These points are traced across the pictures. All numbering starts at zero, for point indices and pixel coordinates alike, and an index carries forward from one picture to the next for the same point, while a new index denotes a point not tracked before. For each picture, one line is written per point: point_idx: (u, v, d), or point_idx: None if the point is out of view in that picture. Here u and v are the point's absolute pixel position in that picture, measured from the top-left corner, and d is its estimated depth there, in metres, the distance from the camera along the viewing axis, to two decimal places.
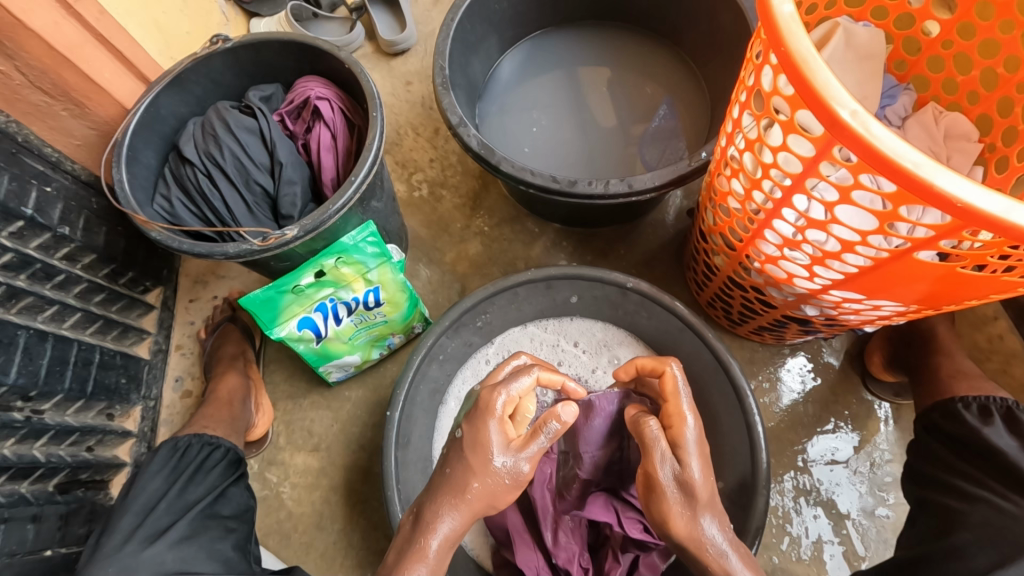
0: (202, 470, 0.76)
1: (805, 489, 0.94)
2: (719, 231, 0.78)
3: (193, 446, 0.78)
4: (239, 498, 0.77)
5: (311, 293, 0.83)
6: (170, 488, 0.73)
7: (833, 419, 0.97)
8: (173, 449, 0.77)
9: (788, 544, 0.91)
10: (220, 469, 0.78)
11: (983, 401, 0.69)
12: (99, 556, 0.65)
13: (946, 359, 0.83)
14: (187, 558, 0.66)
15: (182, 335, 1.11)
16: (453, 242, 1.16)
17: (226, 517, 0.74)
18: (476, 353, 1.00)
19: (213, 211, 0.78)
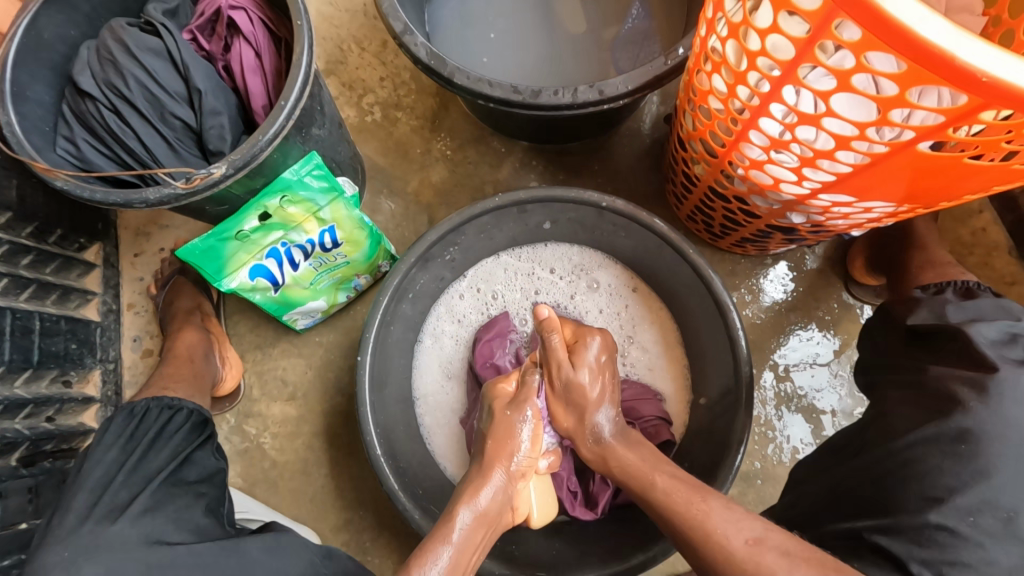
0: (161, 437, 0.71)
1: (786, 396, 0.95)
2: (699, 137, 0.71)
3: (151, 412, 0.74)
4: (207, 462, 0.73)
5: (258, 239, 0.75)
6: (126, 461, 0.68)
7: (801, 326, 0.96)
8: (129, 416, 0.73)
9: (769, 449, 0.93)
10: (184, 432, 0.73)
11: (942, 284, 0.67)
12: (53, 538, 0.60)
13: (919, 253, 0.79)
14: (152, 529, 0.62)
15: (132, 293, 1.04)
16: (414, 170, 1.07)
17: (192, 483, 0.70)
18: (448, 289, 0.95)
19: (129, 151, 0.68)
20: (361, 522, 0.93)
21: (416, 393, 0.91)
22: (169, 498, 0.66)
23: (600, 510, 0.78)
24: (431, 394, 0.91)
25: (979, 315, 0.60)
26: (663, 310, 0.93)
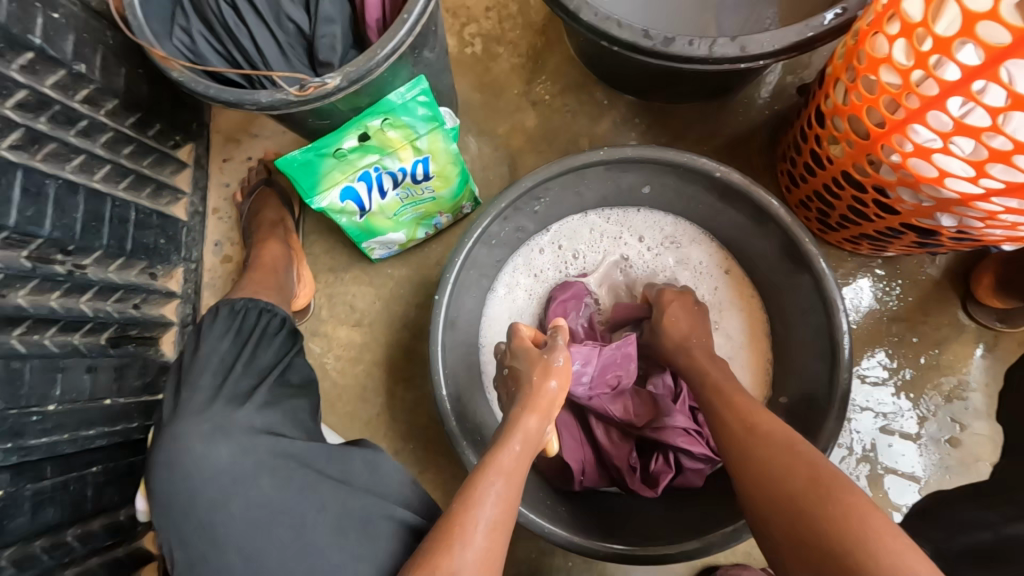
0: (267, 336, 0.72)
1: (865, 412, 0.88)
2: (849, 114, 0.62)
3: (251, 311, 0.73)
4: (305, 369, 0.74)
5: (354, 159, 0.73)
6: (230, 360, 0.68)
7: (872, 349, 0.88)
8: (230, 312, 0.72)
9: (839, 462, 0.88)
10: (281, 337, 0.73)
11: None
12: (178, 417, 0.63)
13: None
14: (272, 421, 0.65)
15: (218, 198, 1.05)
16: (508, 111, 1.01)
17: (292, 386, 0.71)
18: (529, 241, 0.91)
19: (241, 50, 0.66)
20: (409, 454, 0.95)
21: (483, 340, 0.90)
22: (280, 397, 0.68)
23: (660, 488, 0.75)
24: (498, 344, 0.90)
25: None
26: (754, 298, 0.87)
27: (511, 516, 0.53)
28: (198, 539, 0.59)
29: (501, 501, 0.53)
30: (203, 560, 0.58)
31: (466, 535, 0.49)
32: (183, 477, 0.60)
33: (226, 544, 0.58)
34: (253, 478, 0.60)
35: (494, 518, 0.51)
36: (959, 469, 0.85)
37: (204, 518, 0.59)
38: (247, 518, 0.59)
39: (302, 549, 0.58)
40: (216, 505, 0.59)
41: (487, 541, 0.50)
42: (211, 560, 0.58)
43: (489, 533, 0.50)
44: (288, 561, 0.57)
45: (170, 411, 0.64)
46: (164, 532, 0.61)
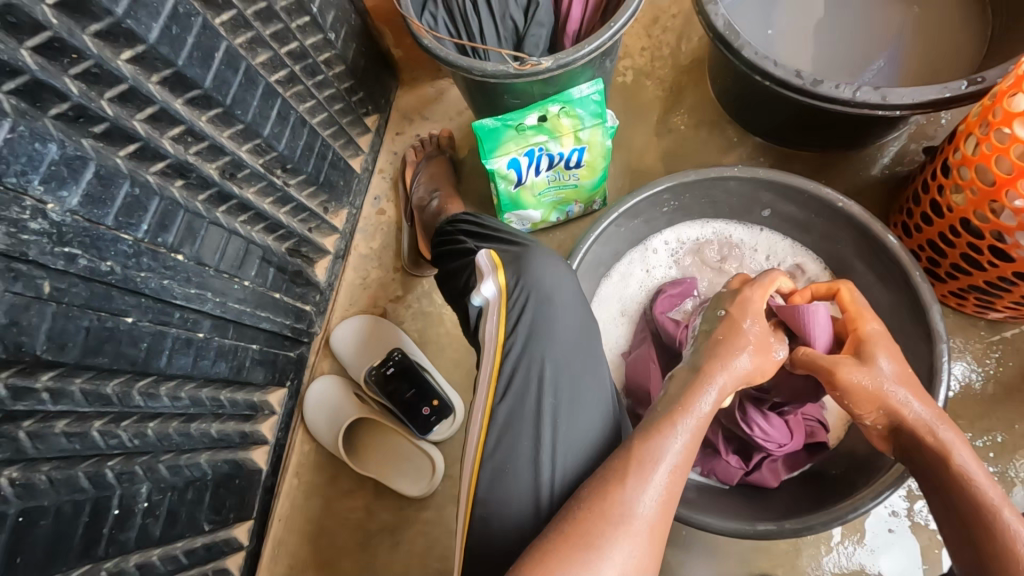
0: None
1: None
2: (977, 163, 0.71)
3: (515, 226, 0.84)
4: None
5: (529, 135, 0.88)
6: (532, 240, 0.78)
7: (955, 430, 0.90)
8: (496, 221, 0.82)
9: (914, 507, 0.89)
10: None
11: None
12: (537, 248, 0.72)
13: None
14: None
15: (385, 162, 1.25)
16: (646, 133, 1.16)
17: None
18: (646, 242, 1.02)
19: (469, 34, 0.85)
20: None
21: None
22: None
23: (750, 464, 0.83)
24: (603, 323, 1.00)
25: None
26: None
27: (692, 456, 0.58)
28: (538, 326, 0.66)
29: (683, 450, 0.57)
30: (546, 352, 0.65)
31: (643, 474, 0.55)
32: (547, 283, 0.68)
33: (560, 340, 0.65)
34: (582, 308, 0.69)
35: (673, 460, 0.57)
36: None
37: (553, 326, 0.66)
38: (575, 332, 0.67)
39: (597, 375, 0.67)
40: (560, 311, 0.67)
41: (666, 484, 0.55)
42: (544, 349, 0.65)
43: (668, 475, 0.56)
44: (591, 380, 0.66)
45: (524, 246, 0.73)
46: (514, 318, 0.66)
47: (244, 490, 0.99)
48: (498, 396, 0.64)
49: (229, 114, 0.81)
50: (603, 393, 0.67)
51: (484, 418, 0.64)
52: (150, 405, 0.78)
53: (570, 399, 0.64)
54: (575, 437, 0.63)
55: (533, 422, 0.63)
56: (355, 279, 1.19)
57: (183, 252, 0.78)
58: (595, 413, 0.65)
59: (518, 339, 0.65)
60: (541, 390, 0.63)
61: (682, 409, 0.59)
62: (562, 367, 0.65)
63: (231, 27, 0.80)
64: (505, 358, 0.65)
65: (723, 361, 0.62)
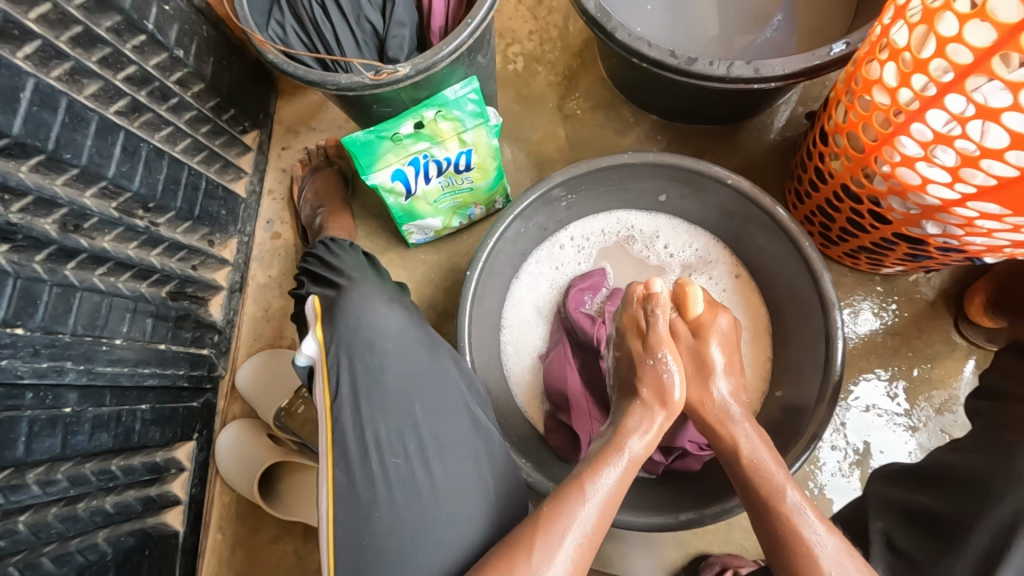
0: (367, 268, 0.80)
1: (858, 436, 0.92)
2: (848, 130, 0.71)
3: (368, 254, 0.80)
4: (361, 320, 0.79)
5: (407, 145, 0.83)
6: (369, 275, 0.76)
7: (860, 374, 0.94)
8: (351, 250, 0.79)
9: (837, 464, 0.91)
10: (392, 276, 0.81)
11: None
12: (359, 290, 0.72)
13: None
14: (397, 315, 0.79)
15: (274, 181, 1.16)
16: (543, 121, 1.12)
17: None
18: (551, 238, 0.99)
19: (323, 42, 0.77)
20: None
21: (504, 322, 0.97)
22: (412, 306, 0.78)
23: (670, 457, 0.84)
24: (518, 326, 0.97)
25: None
26: (759, 303, 0.94)
27: (605, 522, 0.55)
28: (365, 380, 0.66)
29: (596, 521, 0.54)
30: (379, 408, 0.65)
31: (550, 545, 0.51)
32: (367, 333, 0.68)
33: (392, 389, 0.65)
34: (413, 346, 0.69)
35: (586, 525, 0.53)
36: None
37: (378, 363, 0.67)
38: (410, 377, 0.67)
39: (448, 414, 0.66)
40: (388, 357, 0.67)
41: (578, 550, 0.52)
42: (380, 406, 0.65)
43: (579, 544, 0.52)
44: (442, 421, 0.65)
45: (346, 291, 0.72)
46: (338, 378, 0.66)
47: (158, 558, 0.92)
48: (339, 465, 0.63)
49: (57, 160, 0.71)
50: (464, 432, 0.66)
51: (329, 490, 0.62)
52: (13, 499, 0.70)
53: (422, 450, 0.63)
54: (434, 486, 0.62)
55: (383, 484, 0.62)
56: (257, 311, 1.11)
57: (22, 324, 0.69)
58: (457, 456, 0.64)
59: (344, 401, 0.65)
60: (385, 451, 0.63)
61: (591, 474, 0.57)
62: (406, 420, 0.64)
63: (41, 60, 0.69)
64: (336, 425, 0.64)
65: (642, 424, 0.62)
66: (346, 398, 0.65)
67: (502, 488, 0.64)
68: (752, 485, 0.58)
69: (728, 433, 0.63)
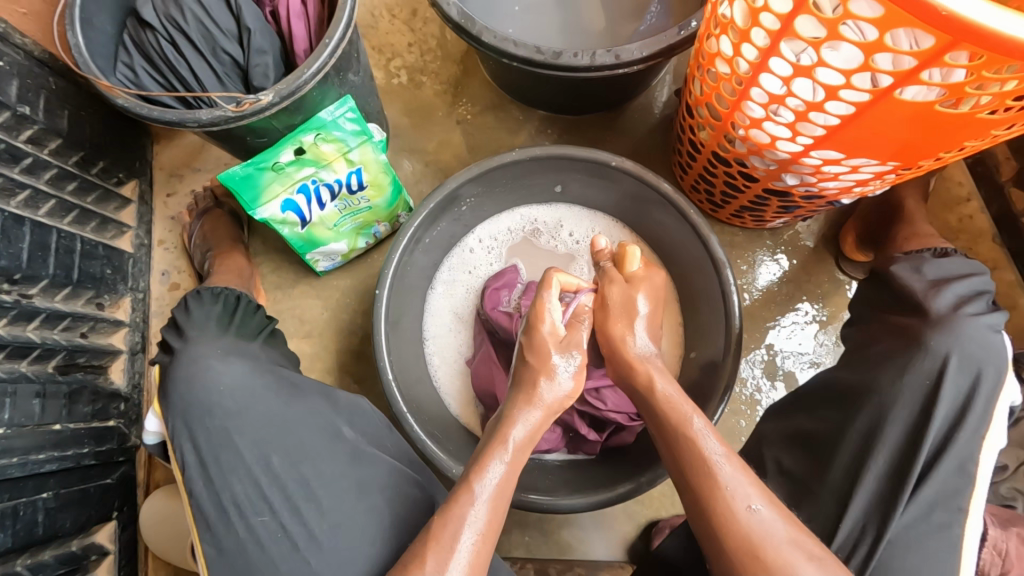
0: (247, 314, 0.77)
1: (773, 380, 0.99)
2: (705, 101, 0.75)
3: (231, 294, 0.78)
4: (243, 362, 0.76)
5: (291, 173, 0.81)
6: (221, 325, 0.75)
7: (765, 324, 1.00)
8: (211, 295, 0.77)
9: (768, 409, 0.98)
10: (262, 313, 0.79)
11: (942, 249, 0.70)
12: (186, 353, 0.70)
13: (906, 227, 0.82)
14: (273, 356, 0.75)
15: (164, 230, 1.09)
16: (436, 130, 1.13)
17: None
18: (460, 243, 1.00)
19: (181, 80, 0.74)
20: None
21: (427, 334, 0.97)
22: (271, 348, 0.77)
23: (605, 435, 0.87)
24: (441, 336, 0.97)
25: (949, 274, 0.65)
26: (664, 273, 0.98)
27: (499, 517, 0.55)
28: (209, 446, 0.65)
29: (489, 518, 0.54)
30: (229, 470, 0.63)
31: (444, 552, 0.51)
32: (202, 395, 0.66)
33: (240, 447, 0.64)
34: (257, 394, 0.67)
35: (479, 525, 0.53)
36: None
37: (220, 425, 0.65)
38: (260, 431, 0.65)
39: (306, 454, 0.64)
40: (230, 416, 0.65)
41: (477, 543, 0.52)
42: (234, 471, 0.63)
43: (475, 541, 0.52)
44: (301, 464, 0.64)
45: (177, 357, 0.70)
46: (184, 451, 0.65)
47: None
48: (205, 539, 0.62)
49: None
50: (333, 471, 0.64)
51: (202, 565, 0.62)
52: None
53: (288, 502, 0.62)
54: (308, 533, 0.61)
55: (253, 545, 0.61)
56: None
57: None
58: (330, 499, 0.62)
59: (195, 472, 0.64)
60: (249, 512, 0.62)
61: (478, 470, 0.57)
62: (264, 477, 0.63)
63: None
64: (192, 499, 0.64)
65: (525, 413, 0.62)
66: (196, 469, 0.64)
67: (393, 513, 0.63)
68: (662, 418, 0.61)
69: (645, 370, 0.65)
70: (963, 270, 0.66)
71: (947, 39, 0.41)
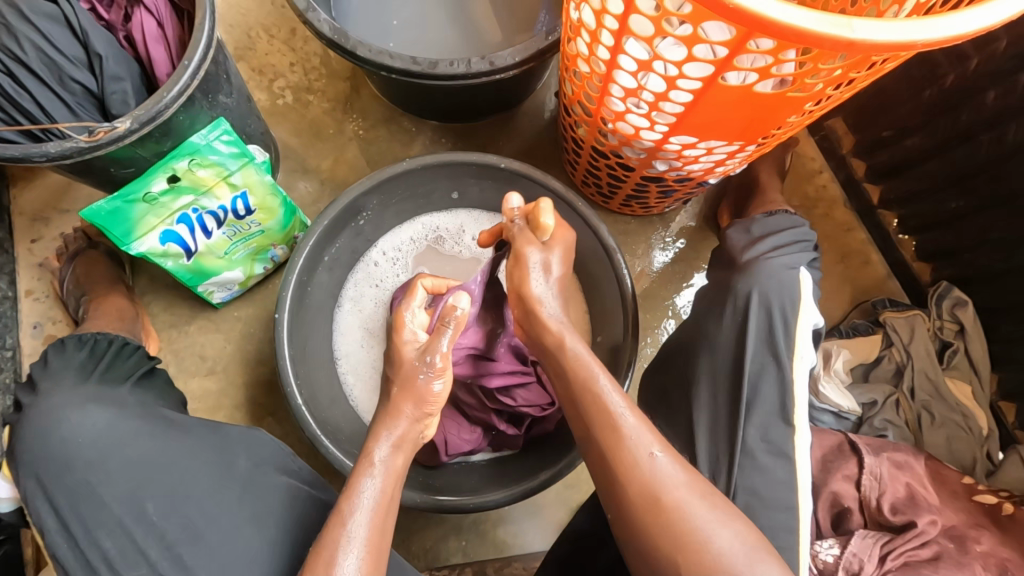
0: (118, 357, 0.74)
1: None
2: (576, 99, 0.80)
3: (102, 339, 0.76)
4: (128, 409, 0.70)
5: (167, 203, 0.77)
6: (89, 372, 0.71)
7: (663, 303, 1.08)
8: (78, 343, 0.74)
9: None
10: (139, 354, 0.76)
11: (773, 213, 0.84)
12: (37, 409, 0.65)
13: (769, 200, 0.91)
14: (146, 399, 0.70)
15: (31, 279, 1.00)
16: (328, 148, 1.11)
17: None
18: (364, 258, 0.99)
19: (25, 114, 0.68)
20: None
21: (338, 353, 0.95)
22: (145, 392, 0.71)
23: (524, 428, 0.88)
24: (353, 354, 0.96)
25: (771, 230, 0.78)
26: None
27: (383, 529, 0.55)
28: (68, 506, 0.60)
29: (370, 536, 0.53)
30: (95, 528, 0.59)
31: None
32: (57, 452, 0.62)
33: (105, 502, 0.60)
34: (121, 442, 0.62)
35: (361, 543, 0.52)
36: None
37: (79, 481, 0.61)
38: (127, 481, 0.61)
39: (180, 497, 0.61)
40: (91, 470, 0.61)
41: (363, 559, 0.52)
42: (102, 527, 0.59)
43: (360, 559, 0.52)
44: (176, 508, 0.60)
45: (28, 415, 0.65)
46: (43, 514, 0.61)
47: None
48: None
49: None
50: (216, 513, 0.61)
51: None
52: None
53: (166, 552, 0.59)
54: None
55: None
56: None
57: None
58: (210, 539, 0.60)
59: (58, 535, 0.60)
60: (123, 569, 0.59)
61: (348, 494, 0.55)
62: (135, 528, 0.59)
63: None
64: (59, 564, 0.60)
65: (391, 429, 0.59)
66: (58, 532, 0.60)
67: (287, 544, 0.61)
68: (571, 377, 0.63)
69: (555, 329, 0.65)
70: (784, 225, 0.78)
71: (745, 30, 0.47)
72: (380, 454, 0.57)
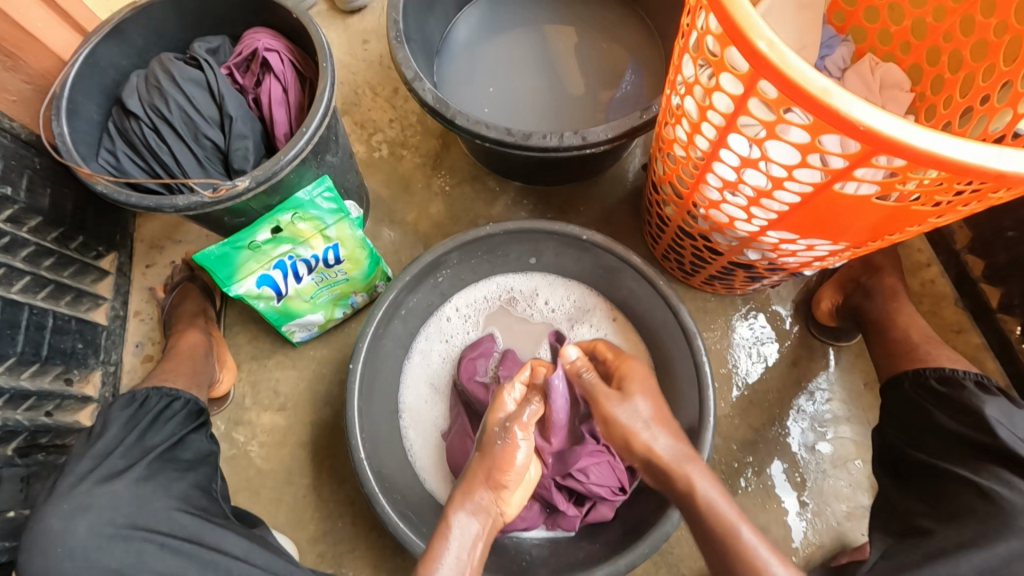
0: (157, 421, 0.71)
1: (753, 446, 0.98)
2: (668, 180, 0.79)
3: (145, 402, 0.73)
4: (205, 443, 0.74)
5: (268, 250, 0.82)
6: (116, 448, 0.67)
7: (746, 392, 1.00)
8: (129, 400, 0.73)
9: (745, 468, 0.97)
10: (179, 418, 0.74)
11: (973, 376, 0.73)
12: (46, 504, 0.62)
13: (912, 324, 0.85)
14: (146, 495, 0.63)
15: (140, 301, 1.09)
16: (415, 202, 1.16)
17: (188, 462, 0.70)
18: (437, 312, 1.01)
19: (162, 165, 0.76)
20: (339, 533, 0.95)
21: (402, 406, 0.96)
22: (167, 468, 0.67)
23: (584, 508, 0.84)
24: (416, 408, 0.96)
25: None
26: (638, 340, 0.99)
27: None
28: None
29: None
30: None
31: None
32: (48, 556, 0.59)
33: None
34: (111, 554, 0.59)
35: None
36: (834, 471, 0.96)
37: None
38: None
39: None
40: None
41: None
42: None
43: None
44: None
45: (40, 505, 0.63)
46: None
47: None
48: None
49: None
50: None
51: None
52: None
53: None
54: None
55: None
56: None
57: None
58: None
59: None
60: None
61: (431, 557, 0.58)
62: None
63: None
64: None
65: (467, 500, 0.62)
66: None
67: None
68: None
69: None
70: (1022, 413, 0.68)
71: (870, 147, 0.45)
72: (459, 517, 0.61)
